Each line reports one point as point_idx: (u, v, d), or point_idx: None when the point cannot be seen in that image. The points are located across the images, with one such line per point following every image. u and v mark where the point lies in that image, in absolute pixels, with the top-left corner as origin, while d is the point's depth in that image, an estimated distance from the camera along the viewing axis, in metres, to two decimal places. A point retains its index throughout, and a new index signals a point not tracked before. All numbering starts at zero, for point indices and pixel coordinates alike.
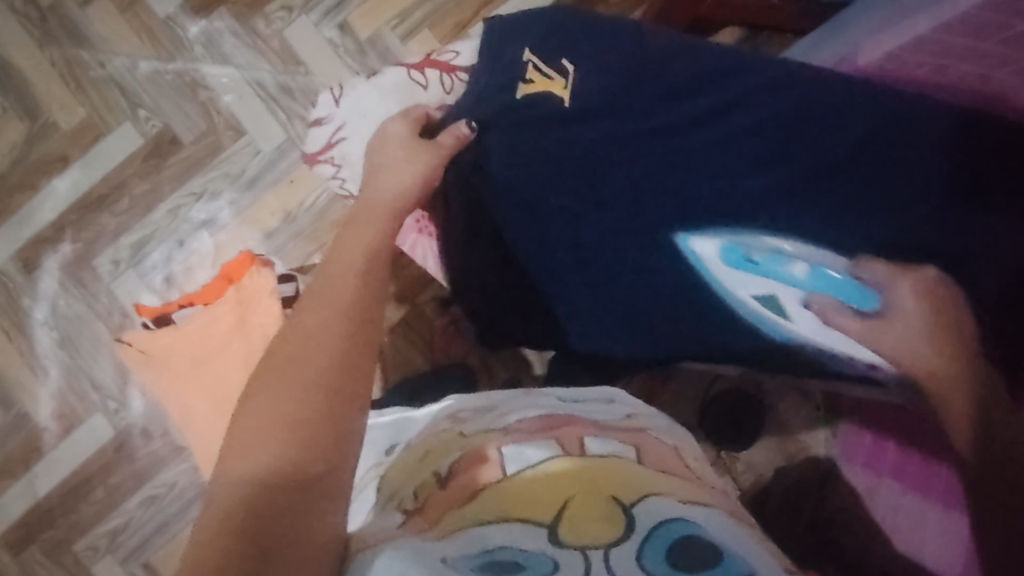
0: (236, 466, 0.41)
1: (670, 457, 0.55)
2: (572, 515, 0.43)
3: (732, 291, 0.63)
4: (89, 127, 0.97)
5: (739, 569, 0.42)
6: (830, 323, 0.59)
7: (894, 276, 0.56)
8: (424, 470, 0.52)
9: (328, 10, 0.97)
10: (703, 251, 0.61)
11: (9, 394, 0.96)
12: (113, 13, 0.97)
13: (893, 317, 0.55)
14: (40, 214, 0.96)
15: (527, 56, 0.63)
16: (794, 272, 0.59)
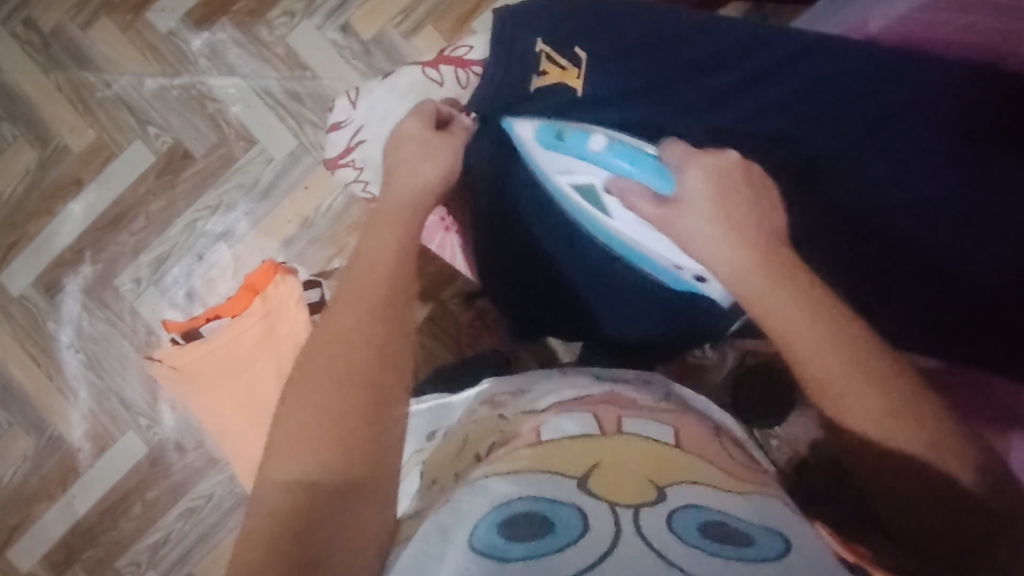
0: (277, 470, 0.42)
1: (706, 437, 0.55)
2: (605, 486, 0.43)
3: (551, 177, 0.57)
4: (101, 148, 0.97)
5: (770, 548, 0.40)
6: (628, 207, 0.52)
7: (691, 161, 0.50)
8: (466, 454, 0.54)
9: (330, 12, 0.97)
10: (523, 133, 0.55)
11: (41, 418, 0.97)
12: (116, 32, 0.96)
13: (684, 203, 0.49)
14: (58, 238, 0.97)
15: (538, 45, 0.57)
16: (594, 147, 0.53)
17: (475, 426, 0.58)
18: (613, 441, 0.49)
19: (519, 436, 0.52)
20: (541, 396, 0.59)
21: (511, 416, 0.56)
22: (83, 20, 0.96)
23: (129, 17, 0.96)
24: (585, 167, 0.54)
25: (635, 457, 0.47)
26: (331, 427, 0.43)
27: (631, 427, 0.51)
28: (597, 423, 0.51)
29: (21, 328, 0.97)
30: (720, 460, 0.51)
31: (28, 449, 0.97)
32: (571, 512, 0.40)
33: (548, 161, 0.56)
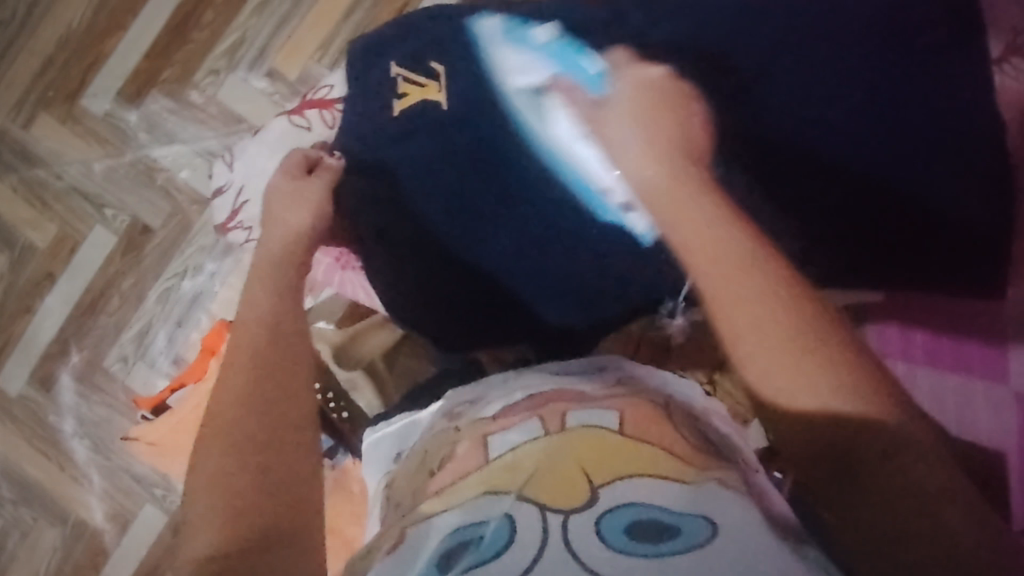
0: (201, 522, 0.46)
1: (661, 418, 0.53)
2: (543, 492, 0.45)
3: (506, 82, 0.66)
4: (65, 239, 0.99)
5: (696, 531, 0.41)
6: (563, 100, 0.60)
7: (626, 63, 0.59)
8: (422, 470, 0.55)
9: (253, 62, 0.98)
10: (490, 26, 0.70)
11: (63, 507, 1.00)
12: (56, 125, 0.99)
13: (607, 99, 0.57)
14: (42, 334, 0.99)
15: (397, 70, 0.71)
16: (539, 39, 0.67)
17: (433, 441, 0.58)
18: (558, 439, 0.50)
19: (466, 451, 0.52)
20: (489, 403, 0.59)
21: (463, 426, 0.57)
22: (24, 120, 0.99)
23: (66, 108, 0.98)
24: (547, 63, 0.64)
25: (575, 451, 0.48)
26: (236, 477, 0.47)
27: (574, 420, 0.51)
28: (540, 424, 0.52)
29: (27, 426, 1.00)
30: (672, 438, 0.50)
31: (56, 540, 1.00)
32: (500, 522, 0.44)
33: (499, 59, 0.67)
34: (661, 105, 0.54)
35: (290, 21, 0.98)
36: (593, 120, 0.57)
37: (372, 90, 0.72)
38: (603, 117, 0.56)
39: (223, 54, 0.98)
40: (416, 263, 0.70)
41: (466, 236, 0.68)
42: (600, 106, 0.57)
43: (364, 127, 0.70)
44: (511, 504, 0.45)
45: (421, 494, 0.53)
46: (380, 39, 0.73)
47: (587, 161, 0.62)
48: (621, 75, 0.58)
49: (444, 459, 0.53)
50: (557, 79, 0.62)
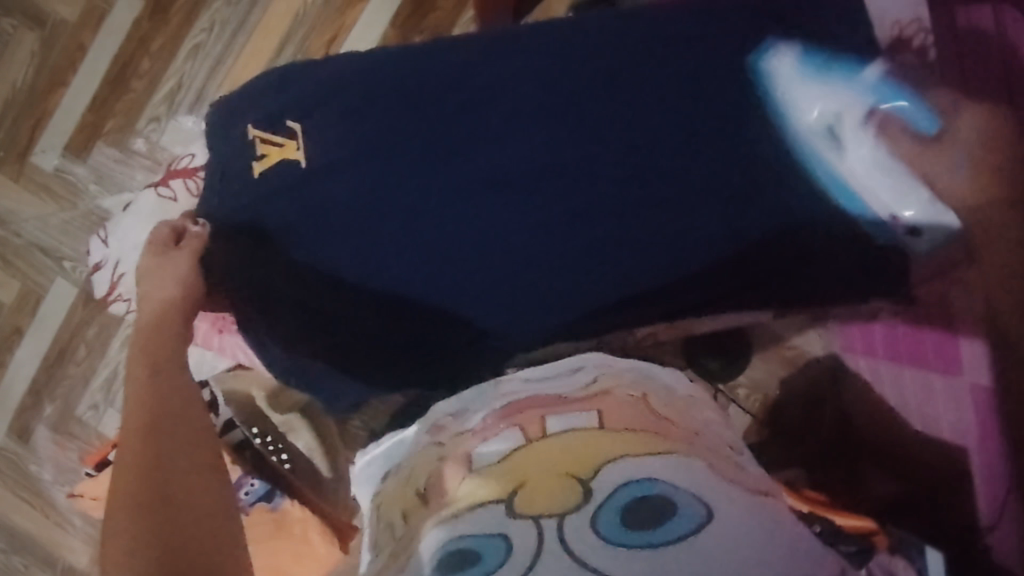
0: (123, 546, 0.43)
1: (643, 410, 0.49)
2: (531, 498, 0.40)
3: (795, 111, 0.56)
4: (28, 294, 1.02)
5: (691, 517, 0.36)
6: (886, 141, 0.52)
7: (958, 104, 0.51)
8: (409, 492, 0.50)
9: (192, 104, 0.99)
10: (784, 63, 0.56)
11: (51, 553, 1.03)
12: (9, 184, 1.01)
13: (943, 142, 0.50)
14: (16, 387, 1.02)
15: (251, 133, 0.63)
16: (867, 78, 0.54)
17: (419, 460, 0.53)
18: (536, 446, 0.45)
19: (450, 467, 0.48)
20: (472, 415, 0.54)
21: (447, 442, 0.52)
22: None
23: (18, 166, 1.01)
24: (852, 94, 0.54)
25: (554, 456, 0.43)
26: (158, 505, 0.45)
27: (554, 425, 0.47)
28: (522, 432, 0.47)
29: (10, 477, 1.03)
30: (652, 426, 0.47)
31: None
32: (496, 539, 0.38)
33: (803, 92, 0.56)
34: (990, 152, 0.49)
35: (223, 62, 0.99)
36: (931, 162, 0.51)
37: (230, 154, 0.64)
38: (942, 165, 0.50)
39: (162, 101, 1.00)
40: (342, 314, 0.59)
41: (406, 270, 0.58)
42: (929, 148, 0.51)
43: (235, 185, 0.63)
44: (502, 521, 0.39)
45: (413, 514, 0.47)
46: (238, 100, 0.67)
47: (880, 196, 0.53)
48: (962, 112, 0.51)
49: (433, 479, 0.48)
50: (876, 113, 0.53)
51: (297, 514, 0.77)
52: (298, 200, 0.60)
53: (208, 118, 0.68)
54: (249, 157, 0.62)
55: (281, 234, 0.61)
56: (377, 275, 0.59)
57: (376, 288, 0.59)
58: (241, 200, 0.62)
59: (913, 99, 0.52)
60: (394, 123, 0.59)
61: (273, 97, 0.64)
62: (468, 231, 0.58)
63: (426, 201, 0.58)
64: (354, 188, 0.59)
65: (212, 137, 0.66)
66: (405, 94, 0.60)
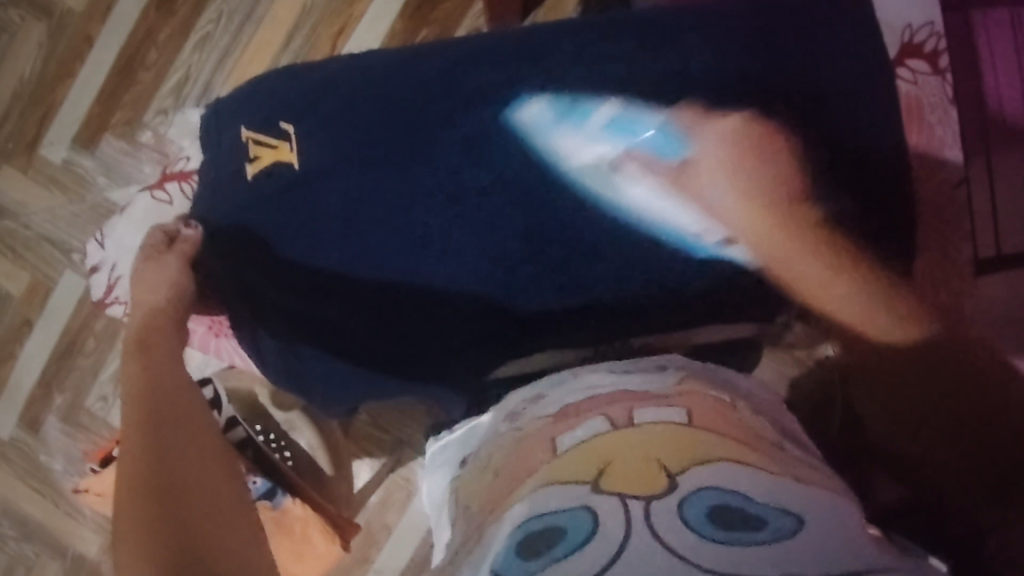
0: (131, 554, 0.41)
1: (729, 413, 0.48)
2: (619, 482, 0.39)
3: (567, 157, 0.56)
4: (38, 286, 1.02)
5: (781, 527, 0.34)
6: (654, 173, 0.55)
7: (699, 121, 0.54)
8: (489, 477, 0.51)
9: (199, 96, 0.98)
10: (535, 116, 0.56)
11: (60, 541, 1.04)
12: (18, 175, 1.01)
13: (698, 166, 0.54)
14: (25, 378, 1.03)
15: (246, 135, 0.62)
16: (598, 118, 0.56)
17: (496, 447, 0.53)
18: (620, 436, 0.44)
19: (534, 452, 0.47)
20: (553, 401, 0.53)
21: (525, 430, 0.52)
22: None
23: (26, 158, 1.01)
24: (609, 141, 0.56)
25: (647, 447, 0.43)
26: (165, 499, 0.45)
27: (643, 416, 0.46)
28: (608, 420, 0.46)
29: (20, 467, 1.04)
30: (746, 437, 0.45)
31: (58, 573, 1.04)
32: (580, 515, 0.37)
33: (568, 143, 0.56)
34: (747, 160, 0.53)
35: (231, 53, 0.98)
36: (702, 186, 0.54)
37: (225, 157, 0.64)
38: (714, 197, 0.53)
39: (169, 93, 0.99)
40: (349, 319, 0.59)
41: (412, 269, 0.57)
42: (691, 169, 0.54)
43: (230, 189, 0.63)
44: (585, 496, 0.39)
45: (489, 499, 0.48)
46: (241, 96, 0.66)
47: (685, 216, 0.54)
48: (701, 132, 0.54)
49: (509, 467, 0.49)
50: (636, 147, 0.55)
51: (298, 514, 0.78)
52: (292, 203, 0.59)
53: (207, 118, 0.68)
54: (241, 159, 0.62)
55: (274, 233, 0.60)
56: (376, 271, 0.58)
57: (376, 282, 0.58)
58: (235, 200, 0.62)
59: (659, 124, 0.55)
60: (387, 122, 0.58)
61: (271, 99, 0.63)
62: (466, 231, 0.56)
63: (422, 211, 0.57)
64: (345, 188, 0.58)
65: (211, 139, 0.66)
66: (400, 93, 0.58)
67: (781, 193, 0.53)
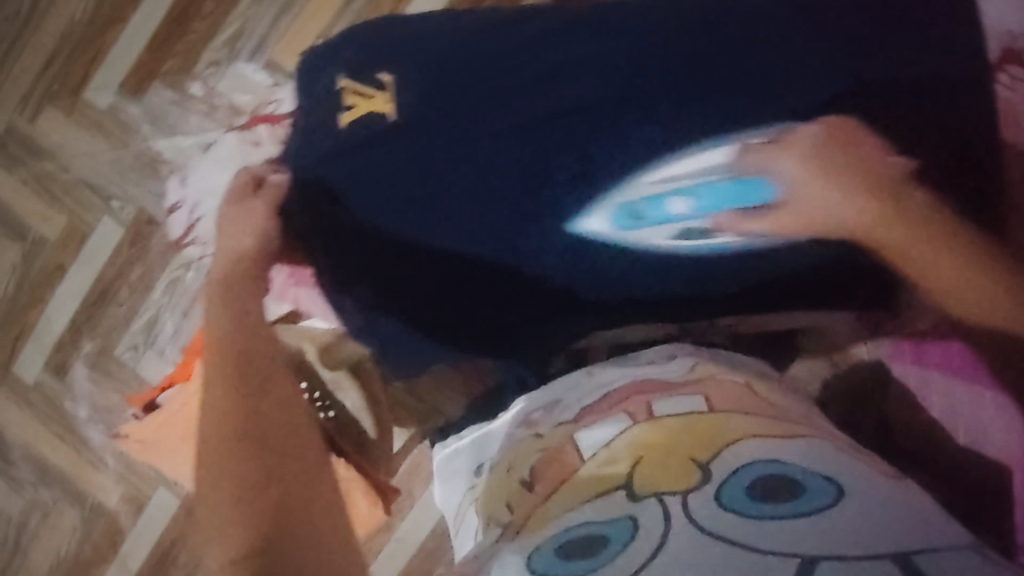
0: (232, 505, 0.45)
1: (752, 392, 0.51)
2: (650, 484, 0.41)
3: (650, 248, 0.57)
4: (75, 231, 1.01)
5: (823, 490, 0.37)
6: (748, 232, 0.55)
7: (772, 154, 0.54)
8: (511, 480, 0.53)
9: (254, 48, 0.98)
10: (598, 229, 0.58)
11: (80, 489, 1.04)
12: (60, 118, 0.99)
13: (790, 199, 0.53)
14: (55, 322, 1.02)
15: (341, 81, 0.62)
16: (676, 206, 0.55)
17: (513, 449, 0.56)
18: (646, 429, 0.46)
19: (556, 452, 0.50)
20: (570, 399, 0.56)
21: (546, 432, 0.54)
22: (30, 113, 0.99)
23: (70, 100, 0.99)
24: (689, 217, 0.55)
25: (677, 438, 0.45)
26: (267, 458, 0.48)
27: (662, 407, 0.48)
28: (627, 417, 0.49)
29: (44, 412, 1.03)
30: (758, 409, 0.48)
31: (75, 520, 1.04)
32: (624, 523, 0.38)
33: (640, 244, 0.57)
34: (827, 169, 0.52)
35: (289, 11, 0.98)
36: (804, 215, 0.53)
37: (316, 98, 0.64)
38: (828, 203, 0.52)
39: (223, 46, 0.98)
40: (415, 281, 0.61)
41: (489, 242, 0.59)
42: (785, 210, 0.53)
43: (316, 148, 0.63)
44: (624, 507, 0.40)
45: (524, 501, 0.49)
46: (334, 43, 0.66)
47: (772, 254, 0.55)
48: (773, 160, 0.53)
49: (535, 469, 0.51)
50: (723, 216, 0.54)
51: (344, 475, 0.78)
52: (372, 161, 0.60)
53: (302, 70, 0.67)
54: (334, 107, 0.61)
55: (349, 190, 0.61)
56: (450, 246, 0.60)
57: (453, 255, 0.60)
58: (318, 153, 0.62)
59: (724, 174, 0.54)
60: (473, 90, 0.59)
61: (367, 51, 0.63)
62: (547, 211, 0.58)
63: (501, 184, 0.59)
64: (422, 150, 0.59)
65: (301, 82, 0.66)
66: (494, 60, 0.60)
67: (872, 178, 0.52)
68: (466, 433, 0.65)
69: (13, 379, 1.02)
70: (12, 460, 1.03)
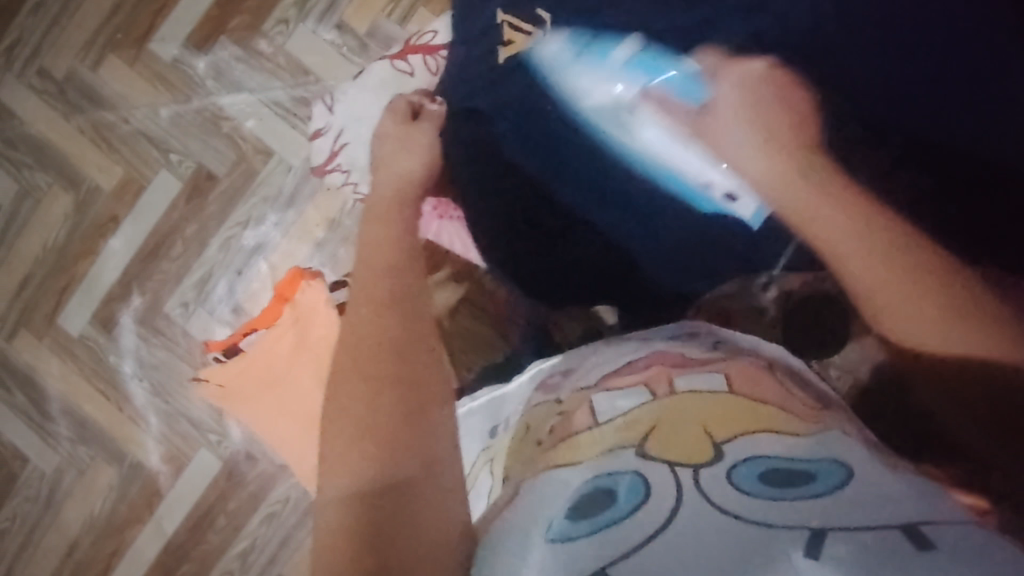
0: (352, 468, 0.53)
1: (762, 376, 0.54)
2: (665, 446, 0.44)
3: (591, 92, 0.68)
4: (130, 183, 1.00)
5: (835, 480, 0.39)
6: (665, 112, 0.64)
7: (722, 64, 0.62)
8: (527, 441, 0.55)
9: (322, 14, 0.97)
10: (555, 48, 0.70)
11: (120, 447, 1.01)
12: (123, 68, 0.99)
13: (714, 105, 0.61)
14: (104, 275, 1.00)
15: (501, 16, 0.74)
16: (620, 55, 0.67)
17: (537, 413, 0.59)
18: (670, 401, 0.49)
19: (573, 413, 0.53)
20: (589, 371, 0.60)
21: (565, 397, 0.57)
22: (92, 62, 0.99)
23: (134, 51, 0.99)
24: (621, 80, 0.67)
25: (700, 409, 0.47)
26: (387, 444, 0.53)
27: (682, 383, 0.51)
28: (648, 390, 0.52)
29: (88, 366, 1.01)
30: (778, 399, 0.50)
31: (112, 479, 1.01)
32: (629, 476, 0.42)
33: (582, 82, 0.69)
34: (759, 91, 0.60)
35: None
36: (704, 129, 0.61)
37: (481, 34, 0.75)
38: (730, 131, 0.59)
39: (292, 5, 0.98)
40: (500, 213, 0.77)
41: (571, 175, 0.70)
42: (710, 109, 0.61)
43: (469, 92, 0.75)
44: (637, 462, 0.43)
45: (534, 459, 0.51)
46: None
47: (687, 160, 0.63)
48: (722, 74, 0.62)
49: (554, 427, 0.53)
50: (647, 91, 0.65)
51: None
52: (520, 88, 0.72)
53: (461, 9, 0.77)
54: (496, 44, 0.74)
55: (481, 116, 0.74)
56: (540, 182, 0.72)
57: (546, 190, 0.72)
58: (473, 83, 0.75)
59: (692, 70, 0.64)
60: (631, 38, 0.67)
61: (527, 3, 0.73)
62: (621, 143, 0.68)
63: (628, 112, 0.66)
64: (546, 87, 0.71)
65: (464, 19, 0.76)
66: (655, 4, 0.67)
67: (798, 132, 0.59)
68: (480, 394, 0.71)
69: (58, 331, 1.01)
70: (52, 414, 1.02)
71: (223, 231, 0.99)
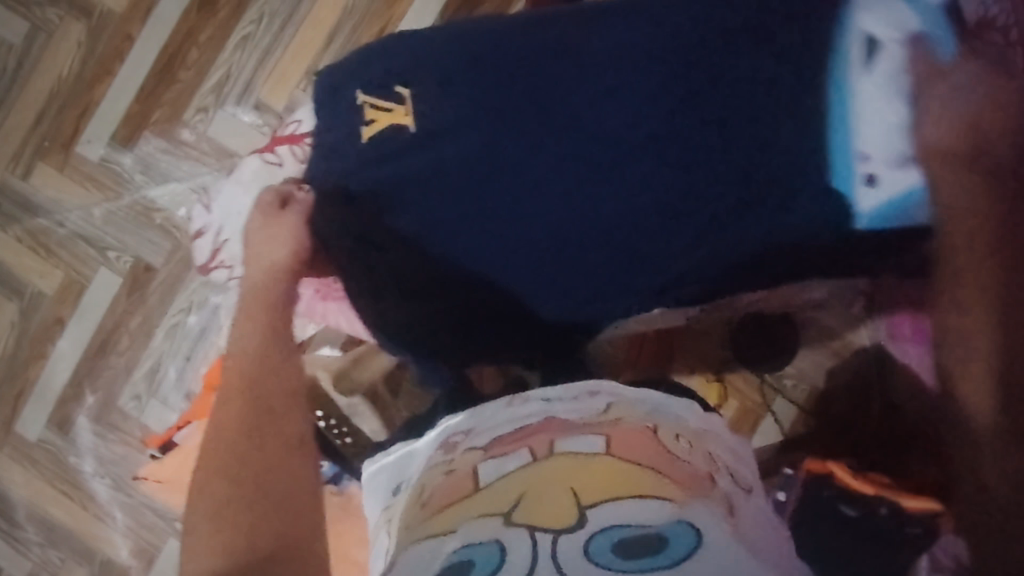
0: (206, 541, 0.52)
1: (644, 437, 0.53)
2: (530, 514, 0.44)
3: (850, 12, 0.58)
4: (71, 284, 1.01)
5: (683, 546, 0.42)
6: (915, 63, 0.56)
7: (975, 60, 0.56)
8: (414, 504, 0.53)
9: (240, 95, 0.99)
10: None
11: (88, 546, 1.01)
12: (54, 173, 1.01)
13: (946, 72, 0.55)
14: (56, 379, 1.02)
15: (361, 98, 0.70)
16: None
17: (426, 474, 0.56)
18: (540, 465, 0.49)
19: (458, 481, 0.51)
20: (484, 430, 0.57)
21: (456, 458, 0.55)
22: (22, 172, 1.02)
23: (62, 156, 1.01)
24: (910, 15, 0.57)
25: (566, 472, 0.48)
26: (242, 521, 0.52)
27: (562, 445, 0.50)
28: (528, 451, 0.51)
29: (49, 469, 1.02)
30: (657, 462, 0.50)
31: None
32: (491, 546, 0.43)
33: None
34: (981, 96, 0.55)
35: (273, 52, 0.99)
36: (930, 87, 0.55)
37: (340, 119, 0.71)
38: (947, 91, 0.55)
39: (211, 91, 1.00)
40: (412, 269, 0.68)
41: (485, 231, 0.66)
42: (946, 75, 0.55)
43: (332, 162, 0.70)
44: (499, 530, 0.43)
45: (414, 523, 0.49)
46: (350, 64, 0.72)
47: (870, 126, 0.57)
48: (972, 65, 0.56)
49: (433, 492, 0.52)
50: (917, 35, 0.56)
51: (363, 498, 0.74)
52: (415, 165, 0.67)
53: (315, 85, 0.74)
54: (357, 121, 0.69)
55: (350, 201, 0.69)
56: (434, 247, 0.67)
57: (444, 258, 0.68)
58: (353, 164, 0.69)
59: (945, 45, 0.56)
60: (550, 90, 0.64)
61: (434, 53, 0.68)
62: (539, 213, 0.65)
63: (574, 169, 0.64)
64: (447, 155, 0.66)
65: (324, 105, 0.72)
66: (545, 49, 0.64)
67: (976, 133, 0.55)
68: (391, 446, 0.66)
69: (17, 438, 1.03)
70: (19, 520, 1.02)
71: (167, 320, 1.00)
